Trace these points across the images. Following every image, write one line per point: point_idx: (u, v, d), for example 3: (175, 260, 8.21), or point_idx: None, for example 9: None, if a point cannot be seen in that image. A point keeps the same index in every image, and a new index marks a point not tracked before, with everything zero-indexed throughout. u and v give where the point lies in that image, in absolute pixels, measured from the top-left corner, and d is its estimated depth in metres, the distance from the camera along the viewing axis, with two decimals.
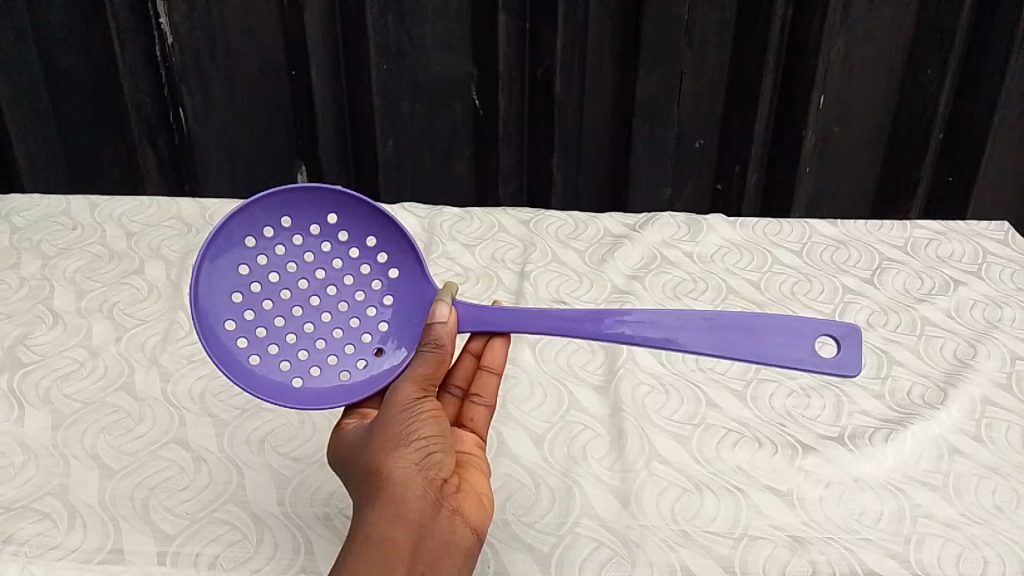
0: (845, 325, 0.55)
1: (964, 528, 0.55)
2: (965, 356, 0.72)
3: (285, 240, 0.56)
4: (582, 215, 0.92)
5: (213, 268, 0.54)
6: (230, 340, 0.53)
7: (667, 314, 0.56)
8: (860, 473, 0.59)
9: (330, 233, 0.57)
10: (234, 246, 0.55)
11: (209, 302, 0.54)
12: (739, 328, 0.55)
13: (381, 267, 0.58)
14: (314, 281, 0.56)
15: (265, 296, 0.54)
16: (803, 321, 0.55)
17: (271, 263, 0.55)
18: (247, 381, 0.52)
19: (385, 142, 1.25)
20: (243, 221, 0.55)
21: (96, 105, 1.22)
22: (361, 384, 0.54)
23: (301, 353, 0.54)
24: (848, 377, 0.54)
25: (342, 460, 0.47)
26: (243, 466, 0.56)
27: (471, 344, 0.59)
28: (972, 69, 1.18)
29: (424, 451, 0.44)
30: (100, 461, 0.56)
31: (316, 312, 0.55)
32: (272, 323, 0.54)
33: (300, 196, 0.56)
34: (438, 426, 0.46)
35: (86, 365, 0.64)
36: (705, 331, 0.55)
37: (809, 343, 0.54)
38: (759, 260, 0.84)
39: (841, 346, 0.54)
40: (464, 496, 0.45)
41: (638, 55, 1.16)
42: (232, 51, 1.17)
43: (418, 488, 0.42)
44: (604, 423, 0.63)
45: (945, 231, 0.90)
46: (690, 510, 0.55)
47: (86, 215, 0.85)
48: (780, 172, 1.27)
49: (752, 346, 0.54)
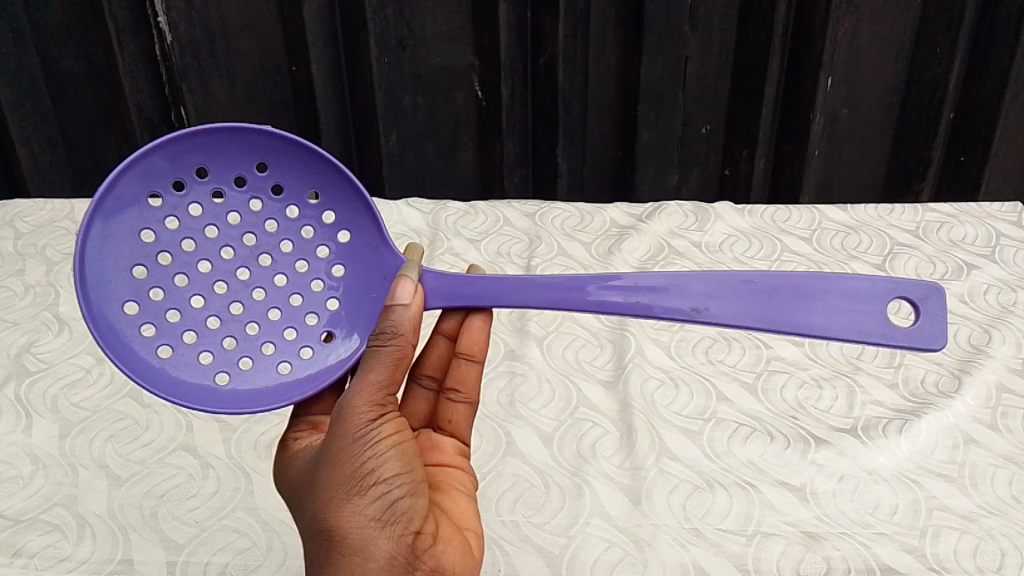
0: (927, 286, 0.51)
1: (980, 520, 0.55)
2: (980, 342, 0.71)
3: (200, 198, 0.53)
4: (588, 206, 0.91)
5: (110, 237, 0.51)
6: (134, 328, 0.51)
7: (702, 278, 0.51)
8: (874, 465, 0.58)
9: (260, 187, 0.54)
10: (135, 210, 0.52)
11: (107, 280, 0.51)
12: (790, 291, 0.51)
13: (327, 229, 0.56)
14: (242, 249, 0.53)
15: (177, 270, 0.52)
16: (877, 283, 0.50)
17: (182, 228, 0.52)
18: (156, 377, 0.50)
19: (388, 136, 1.23)
20: (146, 175, 0.52)
21: (97, 108, 1.20)
22: (300, 386, 0.52)
23: (228, 341, 0.53)
24: (929, 351, 0.50)
25: (296, 485, 0.47)
26: (252, 470, 0.56)
27: (445, 325, 0.58)
28: (982, 48, 1.15)
29: (386, 502, 0.44)
30: (108, 470, 0.56)
31: (245, 290, 0.53)
32: (189, 304, 0.52)
33: (218, 141, 0.53)
34: (402, 463, 0.45)
35: (93, 372, 0.64)
36: (749, 297, 0.51)
37: (881, 310, 0.50)
38: (768, 248, 0.83)
39: (920, 313, 0.50)
40: (440, 542, 0.46)
41: (641, 42, 1.14)
42: (232, 48, 1.15)
43: (381, 552, 0.43)
44: (613, 419, 0.62)
45: (957, 214, 0.89)
46: (702, 507, 0.55)
47: None
48: (788, 155, 1.26)
49: (807, 315, 0.50)
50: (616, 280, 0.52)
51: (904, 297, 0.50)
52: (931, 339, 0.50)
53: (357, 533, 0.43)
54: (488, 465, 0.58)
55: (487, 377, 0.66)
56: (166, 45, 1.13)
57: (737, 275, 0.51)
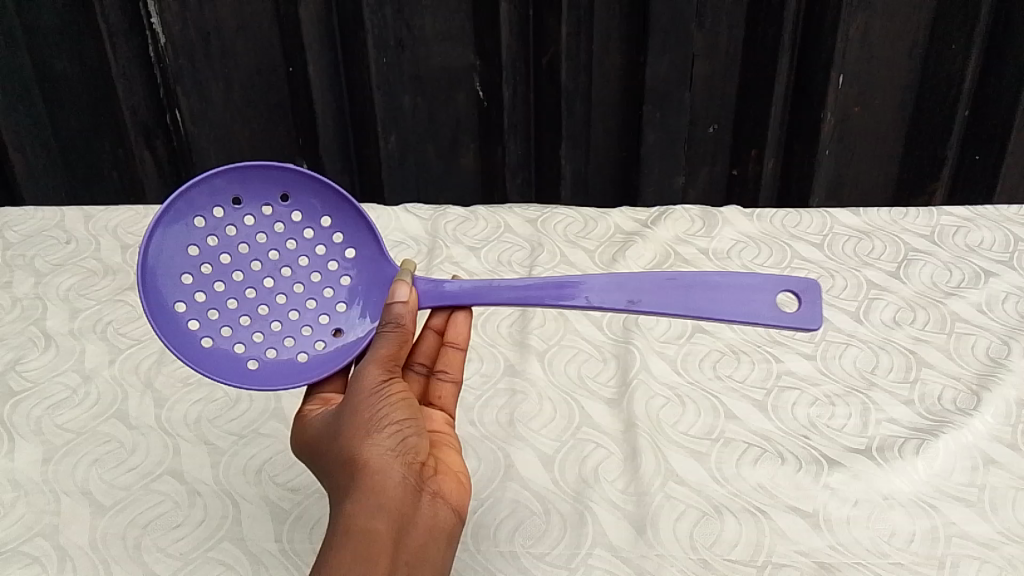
0: (805, 280, 0.56)
1: (1001, 548, 0.52)
2: (999, 355, 0.68)
3: (236, 221, 0.58)
4: (591, 211, 0.88)
5: (161, 249, 0.56)
6: (183, 323, 0.56)
7: (630, 279, 0.57)
8: (890, 490, 0.56)
9: (284, 213, 0.59)
10: (183, 227, 0.57)
11: (161, 285, 0.56)
12: (703, 286, 0.56)
13: (337, 247, 0.60)
14: (267, 263, 0.58)
15: (216, 278, 0.57)
16: (765, 277, 0.56)
17: (221, 244, 0.57)
18: (201, 362, 0.55)
19: (387, 137, 1.20)
20: (193, 201, 0.57)
21: (91, 112, 1.17)
22: (317, 366, 0.56)
23: (256, 335, 0.57)
24: (809, 330, 0.55)
25: (313, 446, 0.50)
26: (240, 498, 0.54)
27: (433, 320, 0.62)
28: (999, 43, 1.12)
29: (398, 436, 0.47)
30: (92, 496, 0.54)
31: (270, 294, 0.57)
32: (226, 305, 0.57)
33: (251, 174, 0.58)
34: (408, 410, 0.49)
35: (79, 392, 0.62)
36: (670, 291, 0.56)
37: (769, 298, 0.56)
38: (778, 255, 0.81)
39: (803, 302, 0.55)
40: (440, 478, 0.49)
41: (646, 41, 1.11)
42: (228, 50, 1.12)
43: (397, 473, 0.46)
44: (617, 440, 0.60)
45: (973, 217, 0.85)
46: (709, 536, 0.52)
47: (81, 228, 0.83)
48: (798, 155, 1.23)
49: (715, 303, 0.56)
50: (564, 282, 0.58)
51: (787, 289, 0.56)
52: (808, 319, 0.55)
53: (375, 459, 0.46)
54: (487, 490, 0.56)
55: (486, 395, 0.64)
56: (159, 47, 1.10)
57: (660, 274, 0.57)
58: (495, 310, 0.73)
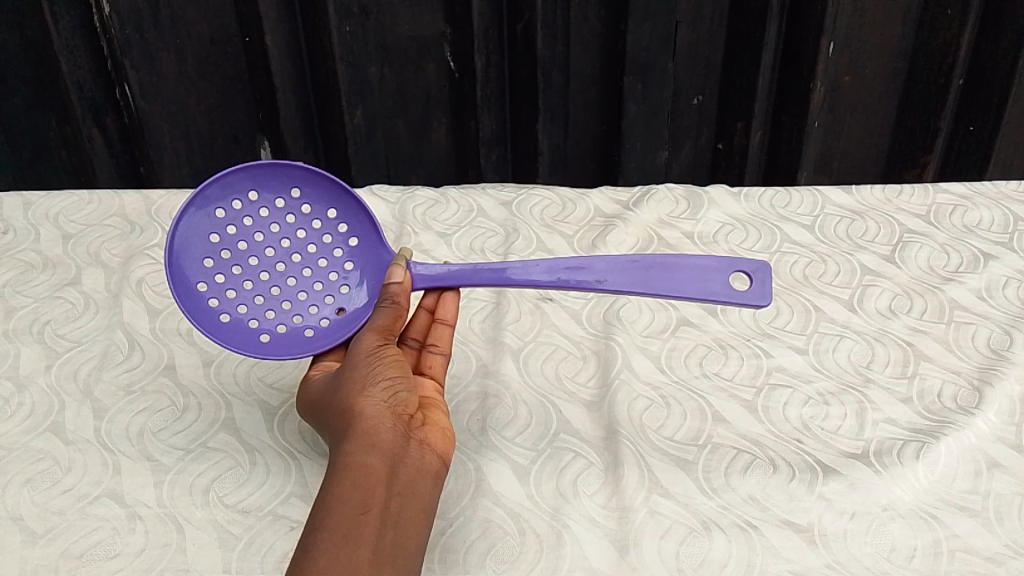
0: (755, 261, 0.55)
1: (1008, 562, 0.48)
2: (1000, 346, 0.64)
3: (252, 212, 0.57)
4: (569, 192, 0.83)
5: (183, 235, 0.55)
6: (202, 302, 0.55)
7: (598, 260, 0.56)
8: (890, 500, 0.52)
9: (295, 206, 0.58)
10: (203, 216, 0.56)
11: (182, 267, 0.55)
12: (661, 266, 0.55)
13: (342, 237, 0.59)
14: (279, 249, 0.57)
15: (234, 262, 0.56)
16: (718, 257, 0.56)
17: (240, 233, 0.56)
18: (218, 338, 0.54)
19: (353, 112, 1.14)
20: (214, 193, 0.56)
21: (34, 87, 1.10)
22: (324, 339, 0.55)
23: (268, 314, 0.56)
24: (759, 308, 0.54)
25: (315, 409, 0.50)
26: (185, 522, 0.49)
27: (424, 300, 0.58)
28: (995, 8, 1.07)
29: (391, 390, 0.47)
30: (22, 523, 0.49)
31: (282, 277, 0.56)
32: (241, 286, 0.56)
33: (265, 171, 0.57)
34: (401, 369, 0.49)
35: (11, 403, 0.57)
36: (633, 272, 0.55)
37: (723, 277, 0.55)
38: (767, 239, 0.76)
39: (753, 281, 0.55)
40: (430, 429, 0.48)
41: (627, 7, 1.05)
42: (179, 19, 1.05)
43: (388, 420, 0.45)
44: (598, 449, 0.56)
45: (971, 195, 0.81)
46: (697, 556, 0.48)
47: (18, 216, 0.76)
48: (785, 127, 1.17)
49: (673, 283, 0.55)
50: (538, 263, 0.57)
51: (738, 269, 0.55)
52: (758, 297, 0.54)
53: (368, 408, 0.46)
54: (456, 509, 0.51)
55: (457, 399, 0.59)
56: (104, 17, 1.03)
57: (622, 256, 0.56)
58: (467, 303, 0.68)
